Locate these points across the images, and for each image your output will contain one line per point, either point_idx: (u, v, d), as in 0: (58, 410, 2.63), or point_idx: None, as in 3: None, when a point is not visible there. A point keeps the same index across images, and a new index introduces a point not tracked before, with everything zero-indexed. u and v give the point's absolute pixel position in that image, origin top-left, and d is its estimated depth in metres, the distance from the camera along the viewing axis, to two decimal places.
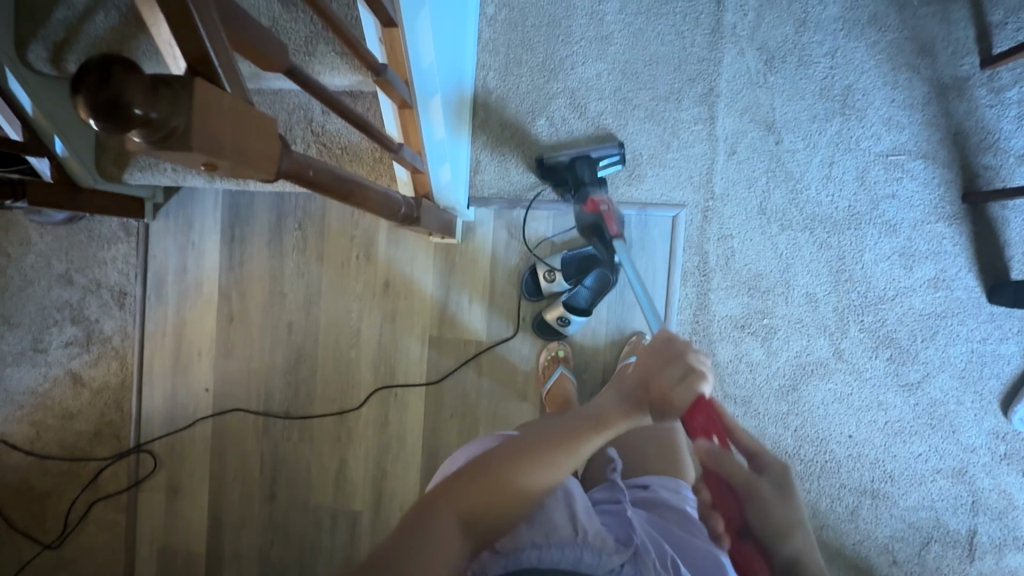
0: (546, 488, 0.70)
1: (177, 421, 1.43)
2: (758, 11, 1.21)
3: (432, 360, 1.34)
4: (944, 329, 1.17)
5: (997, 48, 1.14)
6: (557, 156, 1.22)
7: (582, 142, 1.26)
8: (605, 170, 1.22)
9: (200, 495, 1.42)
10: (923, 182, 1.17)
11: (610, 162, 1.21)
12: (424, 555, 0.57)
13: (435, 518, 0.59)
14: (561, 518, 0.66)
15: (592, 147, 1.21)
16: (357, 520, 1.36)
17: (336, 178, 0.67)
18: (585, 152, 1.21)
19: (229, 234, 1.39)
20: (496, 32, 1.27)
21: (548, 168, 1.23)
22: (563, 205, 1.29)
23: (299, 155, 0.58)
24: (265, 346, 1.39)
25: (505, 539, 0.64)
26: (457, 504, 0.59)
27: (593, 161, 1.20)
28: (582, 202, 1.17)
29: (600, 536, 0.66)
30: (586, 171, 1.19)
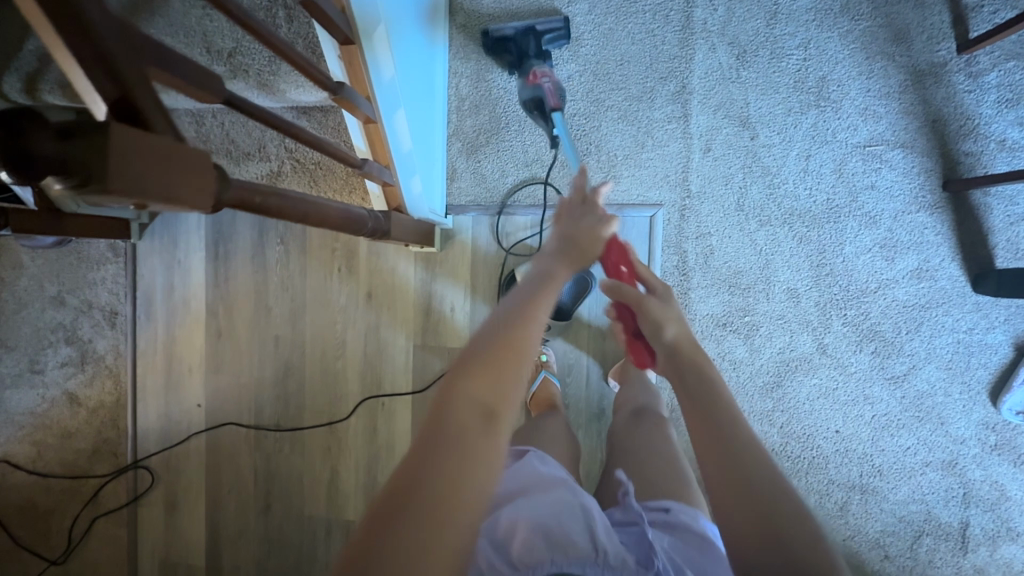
0: (567, 510, 0.72)
1: (172, 436, 1.45)
2: (728, 5, 1.19)
3: (417, 367, 1.34)
4: (929, 320, 1.15)
5: (974, 32, 1.11)
6: (503, 31, 1.20)
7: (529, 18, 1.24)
8: (553, 43, 1.22)
9: (197, 508, 1.44)
10: (902, 172, 1.15)
11: (555, 34, 1.21)
12: (460, 447, 0.51)
13: (448, 414, 0.53)
14: (580, 537, 0.67)
15: (535, 20, 1.19)
16: (350, 529, 1.38)
17: (287, 202, 0.68)
18: (530, 23, 1.19)
19: (214, 250, 1.41)
20: (466, 39, 1.28)
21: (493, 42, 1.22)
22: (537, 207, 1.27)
23: (243, 182, 0.58)
24: (253, 360, 1.41)
25: (523, 555, 0.65)
26: (468, 394, 0.54)
27: (539, 33, 1.19)
28: (526, 76, 1.17)
29: (620, 557, 0.65)
30: (533, 45, 1.19)
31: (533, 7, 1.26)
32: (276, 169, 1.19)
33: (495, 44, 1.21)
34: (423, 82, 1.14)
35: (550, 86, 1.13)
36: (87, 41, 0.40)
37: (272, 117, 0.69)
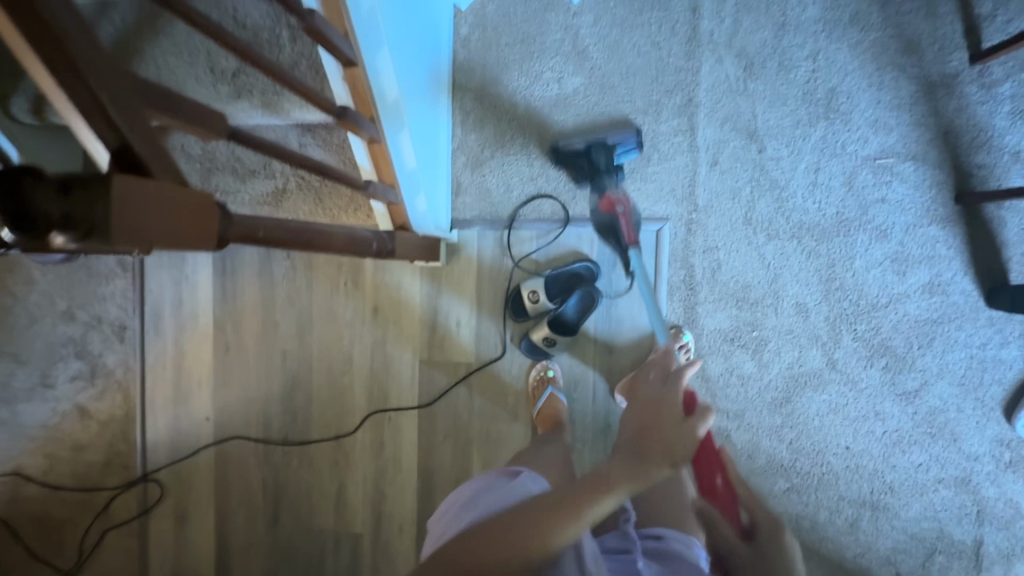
0: None
1: (181, 449, 1.46)
2: (735, 16, 1.18)
3: (423, 382, 1.34)
4: (941, 335, 1.14)
5: (987, 42, 1.09)
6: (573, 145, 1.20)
7: (600, 129, 1.24)
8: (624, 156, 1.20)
9: (206, 521, 1.45)
10: (913, 185, 1.13)
11: (626, 148, 1.19)
12: None
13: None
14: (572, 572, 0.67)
15: (608, 134, 1.18)
16: (357, 543, 1.38)
17: (289, 232, 0.67)
18: (600, 137, 1.19)
19: (222, 266, 1.42)
20: (470, 53, 1.27)
21: (563, 155, 1.21)
22: (542, 220, 1.27)
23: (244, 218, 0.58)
24: (260, 374, 1.42)
25: None
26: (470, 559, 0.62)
27: (610, 147, 1.18)
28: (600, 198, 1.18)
29: None
30: (603, 155, 1.17)
31: (537, 21, 1.25)
32: (281, 186, 1.19)
33: (565, 155, 1.21)
34: (427, 97, 1.13)
35: (623, 216, 1.15)
36: (87, 91, 0.40)
37: (275, 148, 0.68)
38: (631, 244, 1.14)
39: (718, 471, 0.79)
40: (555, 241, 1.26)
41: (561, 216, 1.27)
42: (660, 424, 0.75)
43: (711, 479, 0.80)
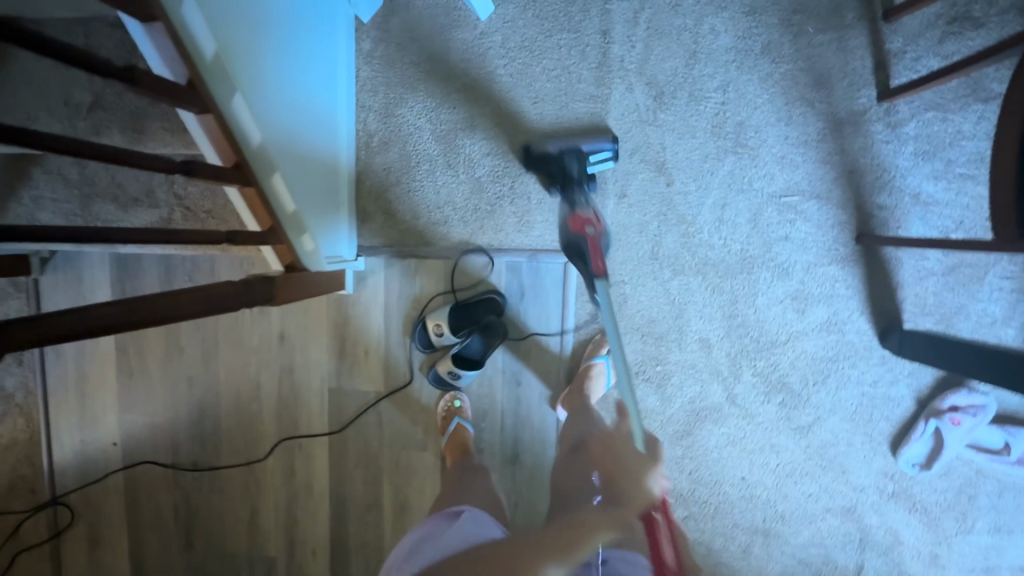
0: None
1: (89, 473, 1.43)
2: (646, 41, 1.12)
3: (333, 410, 1.32)
4: (835, 372, 1.15)
5: (895, 79, 1.07)
6: (545, 149, 1.13)
7: (576, 134, 1.16)
8: (596, 166, 1.12)
9: (120, 543, 1.44)
10: (816, 225, 1.12)
11: (601, 156, 1.11)
12: None
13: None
14: None
15: (581, 140, 1.11)
16: (272, 564, 1.39)
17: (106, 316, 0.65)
18: (574, 143, 1.11)
19: (120, 288, 1.35)
20: (374, 70, 1.20)
21: (534, 159, 1.14)
22: (473, 257, 1.23)
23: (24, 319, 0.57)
24: (167, 400, 1.38)
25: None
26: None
27: (581, 155, 1.10)
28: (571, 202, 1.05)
29: None
30: (575, 163, 1.10)
31: (443, 39, 1.18)
32: (165, 217, 1.13)
33: (535, 160, 1.14)
34: (320, 129, 1.07)
35: (592, 241, 0.97)
36: None
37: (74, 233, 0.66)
38: (598, 274, 0.94)
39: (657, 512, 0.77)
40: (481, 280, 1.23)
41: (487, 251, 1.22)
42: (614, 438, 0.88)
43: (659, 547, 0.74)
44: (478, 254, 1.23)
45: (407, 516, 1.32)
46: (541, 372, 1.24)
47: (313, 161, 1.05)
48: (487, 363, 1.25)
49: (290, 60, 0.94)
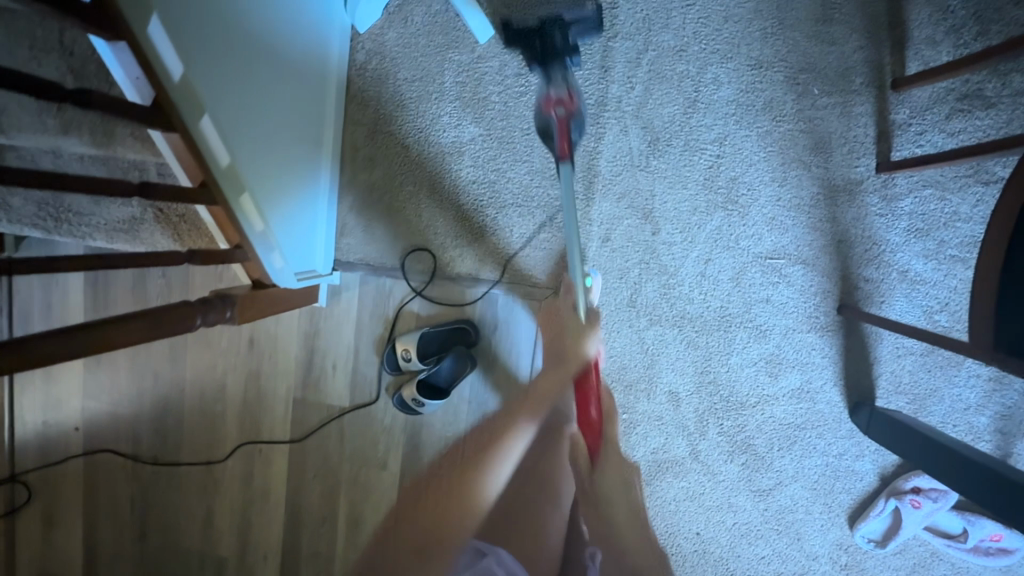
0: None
1: (50, 455, 1.42)
2: (646, 84, 1.08)
3: (296, 419, 1.31)
4: (801, 440, 1.14)
5: (896, 152, 1.04)
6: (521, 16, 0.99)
7: None
8: (578, 37, 1.03)
9: (75, 527, 1.44)
10: (800, 291, 1.09)
11: (586, 25, 1.01)
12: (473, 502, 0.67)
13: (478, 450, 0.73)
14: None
15: (563, 5, 0.99)
16: (223, 564, 1.39)
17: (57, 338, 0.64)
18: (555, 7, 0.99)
19: (94, 281, 1.32)
20: (365, 82, 1.17)
21: (513, 35, 0.99)
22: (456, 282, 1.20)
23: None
24: (131, 391, 1.37)
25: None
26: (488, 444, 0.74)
27: (565, 25, 1.00)
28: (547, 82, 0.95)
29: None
30: (559, 33, 0.98)
31: (439, 58, 1.14)
32: (136, 215, 1.10)
33: (515, 34, 0.99)
34: (299, 142, 1.04)
35: (561, 122, 0.91)
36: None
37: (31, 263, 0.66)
38: (563, 158, 0.89)
39: (595, 406, 0.89)
40: (453, 305, 1.22)
41: (474, 277, 1.20)
42: (562, 347, 0.90)
43: (587, 413, 0.89)
44: (462, 279, 1.20)
45: (361, 532, 1.31)
46: None
47: (289, 173, 1.02)
48: (453, 391, 1.23)
49: (268, 71, 0.90)
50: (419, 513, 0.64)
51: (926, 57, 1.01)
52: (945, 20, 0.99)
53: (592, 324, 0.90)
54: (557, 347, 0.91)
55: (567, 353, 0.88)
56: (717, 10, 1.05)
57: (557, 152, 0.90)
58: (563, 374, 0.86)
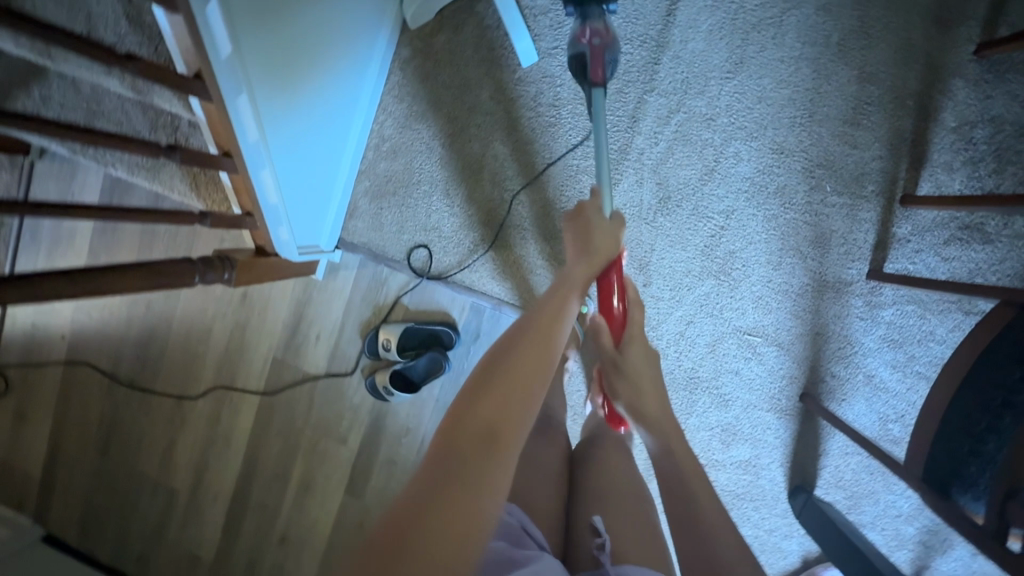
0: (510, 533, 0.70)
1: (33, 355, 1.47)
2: (670, 143, 1.12)
3: (271, 376, 1.36)
4: (737, 508, 1.19)
5: (889, 264, 1.08)
6: None
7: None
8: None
9: (43, 427, 1.49)
10: (769, 371, 1.14)
11: None
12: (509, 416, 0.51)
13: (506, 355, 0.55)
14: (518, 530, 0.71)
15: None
16: (173, 495, 1.44)
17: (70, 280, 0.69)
18: None
19: (102, 225, 1.36)
20: (406, 76, 1.20)
21: None
22: (448, 286, 1.24)
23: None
24: (122, 314, 1.42)
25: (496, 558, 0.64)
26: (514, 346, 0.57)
27: None
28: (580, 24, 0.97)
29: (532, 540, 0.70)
30: None
31: (481, 70, 1.18)
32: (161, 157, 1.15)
33: None
34: (335, 87, 1.04)
35: (596, 52, 0.95)
36: None
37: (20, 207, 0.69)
38: (595, 84, 0.95)
39: (618, 296, 0.83)
40: (442, 306, 1.26)
41: (466, 285, 1.24)
42: (589, 240, 0.78)
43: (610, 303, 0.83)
44: (454, 284, 1.24)
45: (308, 497, 1.36)
46: None
47: (318, 114, 1.02)
48: (423, 387, 1.28)
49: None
50: (467, 409, 0.50)
51: (939, 181, 1.04)
52: (965, 150, 1.03)
53: (619, 223, 0.82)
54: (581, 241, 0.78)
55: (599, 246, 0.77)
56: (752, 89, 1.09)
57: (591, 78, 0.96)
58: (594, 270, 0.74)
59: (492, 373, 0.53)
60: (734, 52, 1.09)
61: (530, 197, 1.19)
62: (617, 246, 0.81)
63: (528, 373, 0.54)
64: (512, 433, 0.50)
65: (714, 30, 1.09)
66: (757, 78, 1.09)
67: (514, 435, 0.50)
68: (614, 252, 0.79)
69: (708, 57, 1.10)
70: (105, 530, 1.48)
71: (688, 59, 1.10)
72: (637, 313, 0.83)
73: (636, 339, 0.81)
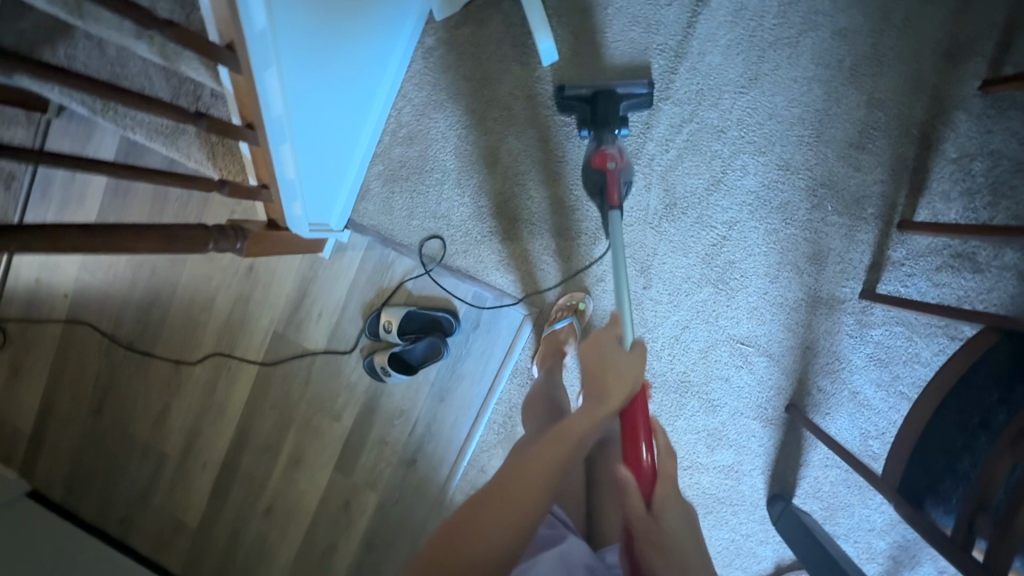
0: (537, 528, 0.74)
1: (33, 311, 1.48)
2: (680, 151, 1.15)
3: (270, 350, 1.38)
4: (718, 511, 1.22)
5: (882, 286, 1.11)
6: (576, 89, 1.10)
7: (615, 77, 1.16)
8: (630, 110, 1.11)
9: (37, 383, 1.50)
10: (759, 380, 1.17)
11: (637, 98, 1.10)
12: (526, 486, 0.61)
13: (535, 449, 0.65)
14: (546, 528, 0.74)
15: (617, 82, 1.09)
16: (163, 460, 1.46)
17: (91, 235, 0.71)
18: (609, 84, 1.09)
19: (114, 182, 1.37)
20: (428, 65, 1.22)
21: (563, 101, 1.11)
22: (452, 275, 1.26)
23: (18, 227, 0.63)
24: (126, 277, 1.43)
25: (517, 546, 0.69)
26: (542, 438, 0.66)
27: (617, 98, 1.09)
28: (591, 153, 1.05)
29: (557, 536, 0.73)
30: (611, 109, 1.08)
31: (502, 66, 1.20)
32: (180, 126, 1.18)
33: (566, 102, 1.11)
34: (359, 69, 1.06)
35: (612, 175, 1.02)
36: None
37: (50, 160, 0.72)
38: (613, 206, 1.01)
39: (647, 445, 0.70)
40: (444, 293, 1.28)
41: (469, 275, 1.26)
42: (603, 377, 0.69)
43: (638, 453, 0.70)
44: (458, 273, 1.26)
45: (297, 472, 1.38)
46: (466, 399, 1.30)
47: (341, 95, 1.04)
48: (420, 371, 1.30)
49: None
50: (436, 563, 0.55)
51: (936, 209, 1.08)
52: (963, 181, 1.07)
53: (642, 355, 0.73)
54: (595, 377, 0.70)
55: (610, 380, 0.69)
56: (765, 105, 1.12)
57: (608, 201, 1.03)
58: (599, 421, 0.66)
59: (467, 525, 0.57)
60: (749, 67, 1.12)
61: (539, 192, 1.22)
62: (639, 380, 0.71)
63: (499, 533, 0.56)
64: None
65: (731, 45, 1.12)
66: (770, 95, 1.12)
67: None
68: (633, 390, 0.70)
69: (724, 71, 1.13)
70: (91, 490, 1.48)
71: (704, 71, 1.13)
72: (670, 462, 0.67)
73: (670, 502, 0.63)
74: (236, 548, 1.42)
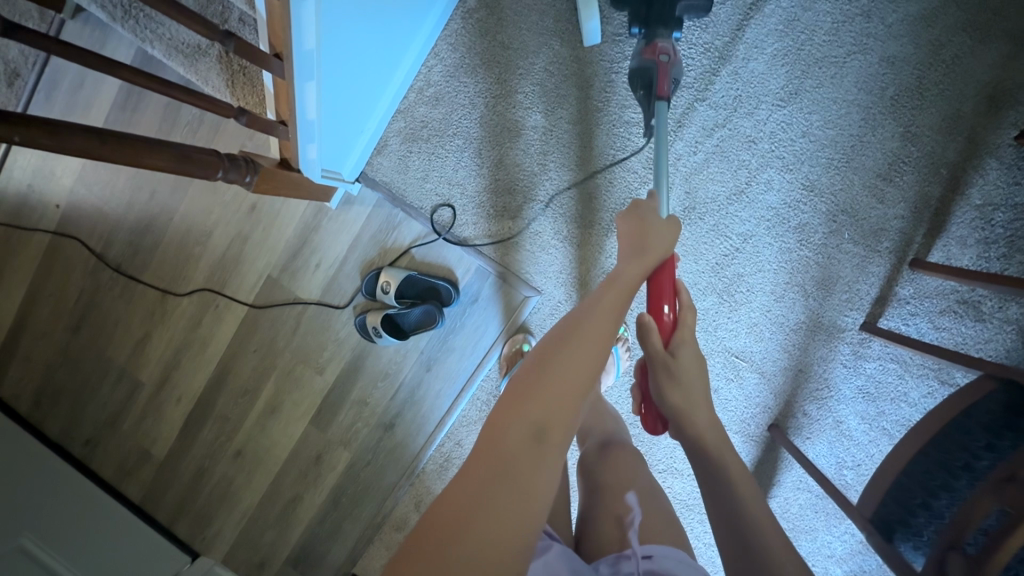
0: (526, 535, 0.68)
1: (21, 218, 1.43)
2: (707, 156, 1.13)
3: (263, 292, 1.35)
4: (685, 517, 1.23)
5: (883, 321, 1.11)
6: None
7: None
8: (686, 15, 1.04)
9: (17, 292, 1.46)
10: (746, 395, 1.17)
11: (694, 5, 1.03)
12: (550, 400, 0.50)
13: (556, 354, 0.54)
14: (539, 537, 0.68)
15: None
16: (137, 388, 1.43)
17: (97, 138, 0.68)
18: None
19: (128, 88, 1.32)
20: (466, 26, 1.19)
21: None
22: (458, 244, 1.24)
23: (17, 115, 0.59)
24: (123, 197, 1.39)
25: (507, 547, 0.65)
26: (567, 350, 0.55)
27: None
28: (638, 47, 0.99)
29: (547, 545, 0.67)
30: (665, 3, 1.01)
31: (541, 39, 1.18)
32: (203, 47, 1.15)
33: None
34: (397, 19, 1.02)
35: (663, 68, 0.96)
36: None
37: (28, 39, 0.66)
38: (660, 97, 0.96)
39: (671, 301, 0.73)
40: (445, 261, 1.26)
41: (475, 247, 1.24)
42: (646, 242, 0.71)
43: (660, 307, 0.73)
44: (464, 243, 1.24)
45: (273, 419, 1.37)
46: (453, 371, 1.28)
47: (375, 42, 1.01)
48: (412, 337, 1.28)
49: None
50: (523, 403, 0.50)
51: (950, 253, 1.08)
52: (982, 229, 1.06)
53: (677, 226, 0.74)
54: (637, 241, 0.71)
55: (651, 246, 0.70)
56: (800, 123, 1.10)
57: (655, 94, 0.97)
58: (646, 269, 0.68)
59: (545, 366, 0.52)
60: (791, 81, 1.10)
61: (560, 176, 1.20)
62: (670, 249, 0.73)
63: (583, 368, 0.53)
64: (559, 440, 0.49)
65: (777, 55, 1.10)
66: (807, 112, 1.10)
67: (564, 433, 0.50)
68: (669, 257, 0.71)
69: (765, 81, 1.11)
70: (58, 407, 1.45)
71: (745, 78, 1.11)
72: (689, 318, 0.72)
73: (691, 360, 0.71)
74: (200, 486, 1.40)
